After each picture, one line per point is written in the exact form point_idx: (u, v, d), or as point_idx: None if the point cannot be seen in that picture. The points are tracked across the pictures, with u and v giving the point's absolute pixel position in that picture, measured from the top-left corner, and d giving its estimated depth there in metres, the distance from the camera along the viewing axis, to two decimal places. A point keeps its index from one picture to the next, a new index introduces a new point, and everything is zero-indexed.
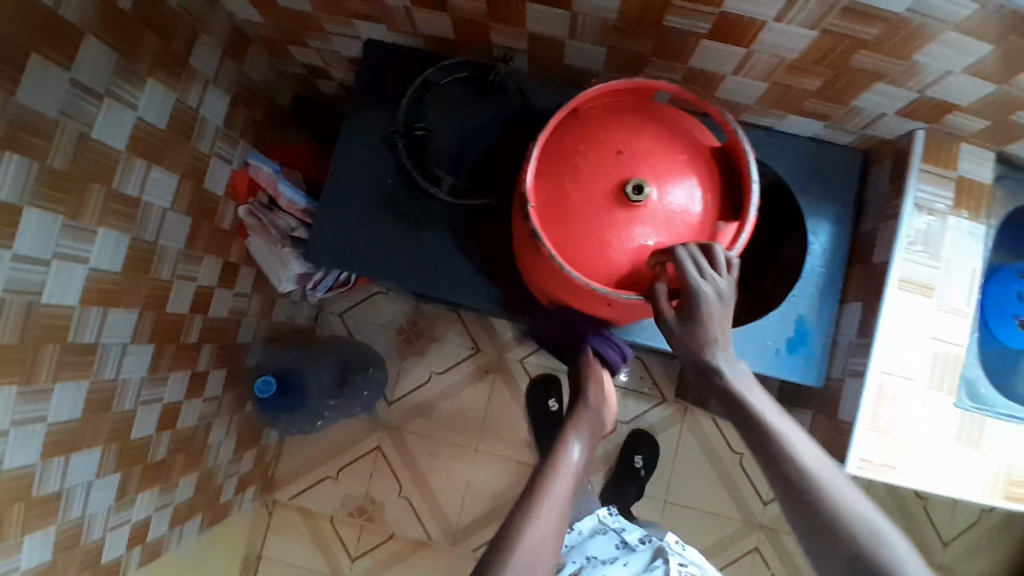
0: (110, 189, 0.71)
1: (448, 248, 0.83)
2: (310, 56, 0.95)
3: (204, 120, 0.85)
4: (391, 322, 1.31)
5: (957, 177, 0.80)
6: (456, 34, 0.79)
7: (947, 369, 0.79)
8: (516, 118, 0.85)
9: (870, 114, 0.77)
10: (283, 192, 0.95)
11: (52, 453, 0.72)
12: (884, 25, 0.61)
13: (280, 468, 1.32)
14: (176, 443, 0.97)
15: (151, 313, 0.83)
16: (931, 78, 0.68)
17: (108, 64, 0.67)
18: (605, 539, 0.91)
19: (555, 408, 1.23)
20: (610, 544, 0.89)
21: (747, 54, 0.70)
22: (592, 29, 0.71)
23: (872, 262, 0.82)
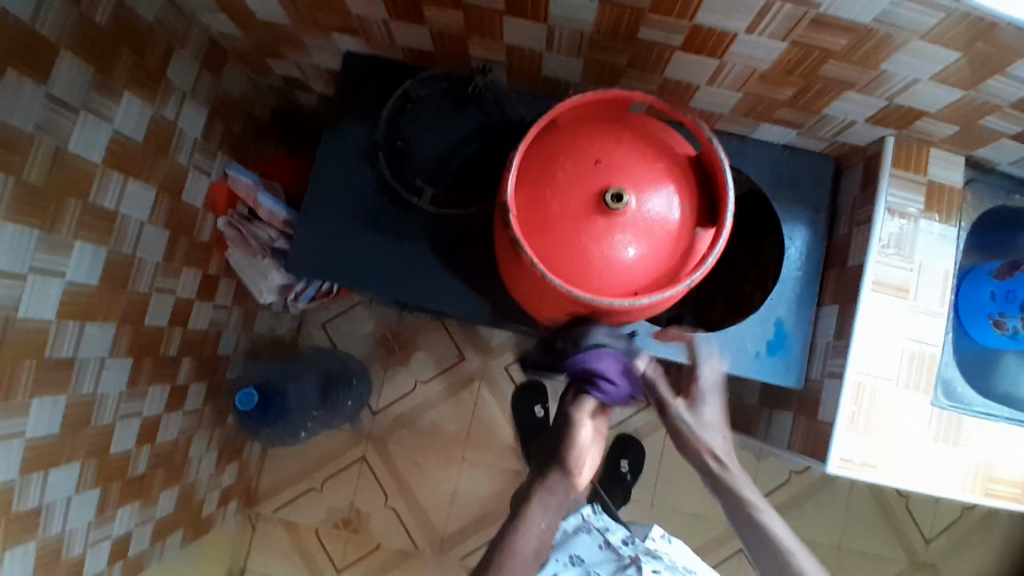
0: (87, 202, 0.70)
1: (429, 259, 0.83)
2: (289, 69, 0.95)
3: (181, 132, 0.85)
4: (374, 332, 1.31)
5: (927, 182, 0.82)
6: (435, 47, 0.80)
7: (923, 369, 0.81)
8: (496, 130, 0.86)
9: (841, 122, 0.79)
10: (263, 203, 0.92)
11: (31, 469, 0.71)
12: (852, 36, 0.63)
13: (263, 481, 1.31)
14: (157, 457, 0.96)
15: (129, 326, 0.83)
16: (898, 86, 0.70)
17: (86, 77, 0.66)
18: (587, 538, 0.93)
19: (541, 415, 1.25)
20: (593, 545, 0.92)
21: (721, 64, 0.71)
22: (568, 41, 0.72)
23: (846, 266, 0.84)
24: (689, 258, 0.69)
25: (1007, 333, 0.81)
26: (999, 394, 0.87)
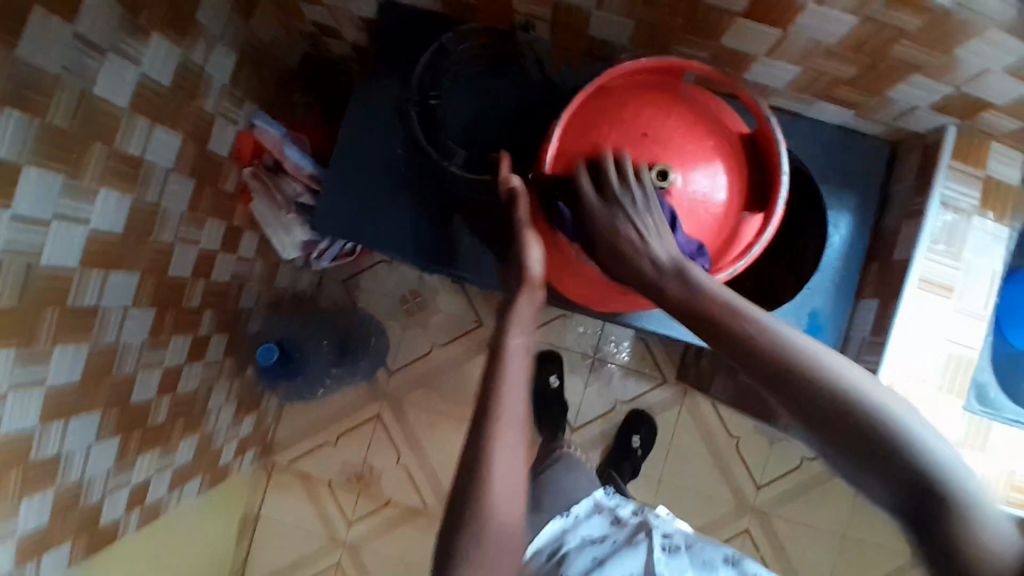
0: (111, 149, 0.68)
1: (459, 225, 0.81)
2: (321, 14, 0.91)
3: (209, 77, 0.82)
4: (393, 292, 1.29)
5: (985, 178, 0.77)
6: (475, 2, 0.75)
7: (959, 373, 0.78)
8: (526, 85, 0.82)
9: (903, 107, 0.74)
10: (289, 156, 0.94)
11: (52, 417, 0.71)
12: (930, 17, 0.58)
13: (280, 432, 1.33)
14: (177, 407, 0.97)
15: (152, 277, 0.82)
16: (972, 74, 0.65)
17: (113, 18, 0.64)
18: (598, 519, 0.90)
19: (556, 384, 1.31)
20: (603, 522, 0.89)
21: (783, 36, 0.67)
22: (620, 1, 0.67)
23: (891, 259, 0.80)
24: (733, 245, 0.66)
25: None
26: None
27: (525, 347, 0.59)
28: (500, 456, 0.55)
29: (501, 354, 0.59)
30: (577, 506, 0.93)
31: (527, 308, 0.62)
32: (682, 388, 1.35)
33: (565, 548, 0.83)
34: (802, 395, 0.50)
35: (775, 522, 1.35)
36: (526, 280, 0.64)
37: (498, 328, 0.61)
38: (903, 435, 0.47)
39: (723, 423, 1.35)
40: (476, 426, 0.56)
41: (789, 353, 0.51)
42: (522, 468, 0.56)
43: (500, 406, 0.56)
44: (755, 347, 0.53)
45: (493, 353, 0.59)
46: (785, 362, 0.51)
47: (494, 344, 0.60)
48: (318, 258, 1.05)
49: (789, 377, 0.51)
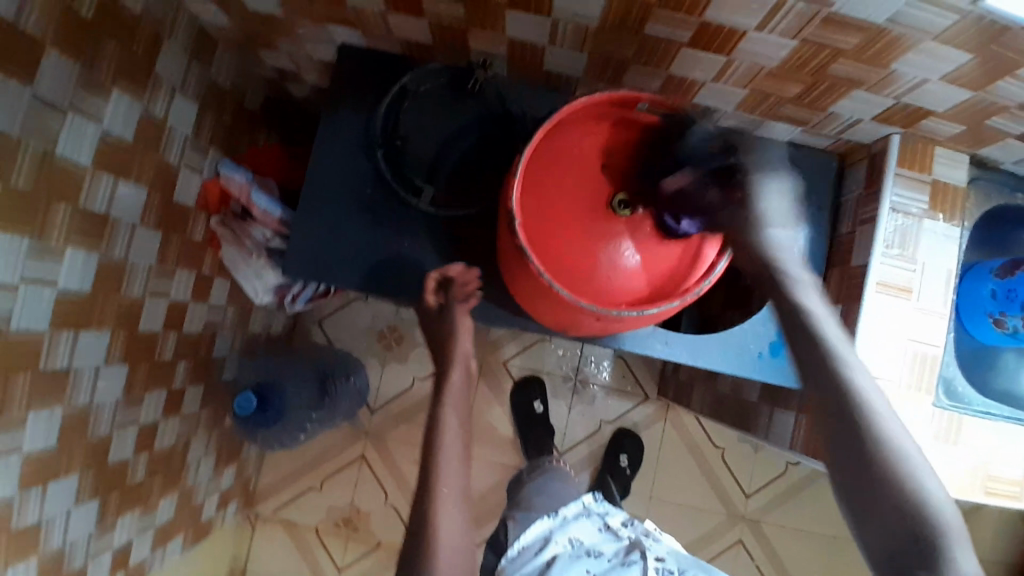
0: (77, 207, 0.68)
1: (429, 259, 0.82)
2: (281, 59, 0.92)
3: (172, 129, 0.83)
4: (370, 328, 1.30)
5: (932, 181, 0.81)
6: (434, 40, 0.77)
7: (926, 369, 0.81)
8: (492, 121, 0.84)
9: (847, 120, 0.78)
10: (257, 202, 0.89)
11: (30, 483, 0.70)
12: (864, 36, 0.61)
13: (262, 481, 1.30)
14: (155, 463, 0.95)
15: (123, 333, 0.81)
16: (907, 85, 0.69)
17: (72, 74, 0.64)
18: (587, 523, 0.89)
19: (540, 410, 1.31)
20: (594, 528, 0.88)
21: (728, 62, 0.70)
22: (572, 35, 0.70)
23: (850, 266, 0.83)
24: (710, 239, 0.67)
25: (1006, 332, 0.80)
26: (1000, 391, 0.86)
27: (458, 422, 0.73)
28: (441, 513, 0.66)
29: (438, 427, 0.72)
30: (565, 508, 0.93)
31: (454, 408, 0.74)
32: (665, 403, 1.36)
33: (552, 550, 0.83)
34: (859, 452, 0.53)
35: (767, 527, 1.36)
36: (455, 362, 0.77)
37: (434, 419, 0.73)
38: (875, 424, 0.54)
39: (707, 433, 1.36)
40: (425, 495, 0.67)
41: (868, 418, 0.54)
42: (460, 526, 0.66)
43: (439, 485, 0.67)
44: (824, 363, 0.58)
45: (431, 427, 0.72)
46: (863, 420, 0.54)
47: (434, 432, 0.72)
48: (291, 303, 1.04)
49: (850, 428, 0.54)
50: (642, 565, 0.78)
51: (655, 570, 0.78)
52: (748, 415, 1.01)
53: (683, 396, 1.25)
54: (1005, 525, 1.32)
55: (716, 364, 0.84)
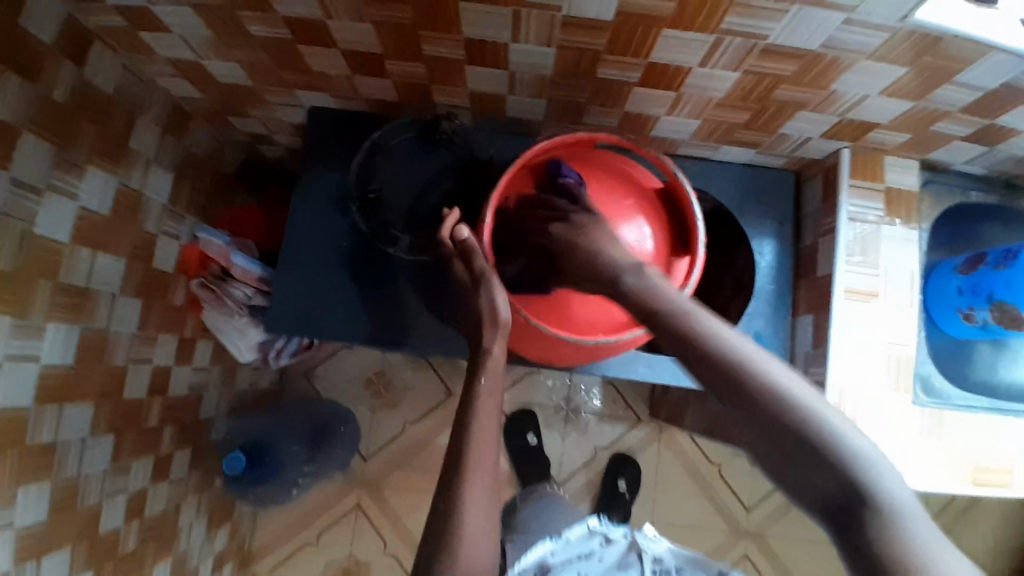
0: (56, 282, 0.69)
1: (409, 304, 0.83)
2: (252, 124, 0.94)
3: (149, 199, 0.84)
4: (359, 375, 1.30)
5: (885, 189, 0.84)
6: (398, 96, 0.80)
7: (901, 370, 0.83)
8: (463, 169, 0.86)
9: (797, 139, 0.82)
10: (237, 263, 0.91)
11: (25, 559, 0.69)
12: (802, 62, 0.65)
13: (256, 540, 1.28)
14: (147, 531, 0.93)
15: (108, 402, 0.81)
16: (850, 102, 0.73)
17: (46, 154, 0.65)
18: (587, 541, 0.85)
19: (535, 442, 1.31)
20: (593, 544, 0.84)
21: (678, 96, 0.74)
22: (529, 83, 0.74)
23: (816, 276, 0.86)
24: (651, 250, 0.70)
25: (978, 323, 0.82)
26: (980, 384, 0.87)
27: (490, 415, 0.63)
28: (477, 523, 0.57)
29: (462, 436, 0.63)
30: (567, 531, 0.87)
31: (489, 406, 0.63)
32: (657, 425, 1.37)
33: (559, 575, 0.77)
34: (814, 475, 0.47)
35: (772, 540, 1.36)
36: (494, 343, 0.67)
37: (464, 414, 0.63)
38: (799, 416, 0.49)
39: (702, 450, 1.37)
40: (450, 501, 0.57)
41: (803, 416, 0.49)
42: (491, 538, 0.58)
43: (469, 495, 0.58)
44: (726, 375, 0.52)
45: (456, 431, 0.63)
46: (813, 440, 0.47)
47: (465, 431, 0.61)
48: (276, 358, 1.05)
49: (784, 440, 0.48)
50: (639, 567, 0.80)
51: (651, 572, 0.80)
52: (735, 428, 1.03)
53: (674, 415, 1.26)
54: (1003, 518, 1.33)
55: None
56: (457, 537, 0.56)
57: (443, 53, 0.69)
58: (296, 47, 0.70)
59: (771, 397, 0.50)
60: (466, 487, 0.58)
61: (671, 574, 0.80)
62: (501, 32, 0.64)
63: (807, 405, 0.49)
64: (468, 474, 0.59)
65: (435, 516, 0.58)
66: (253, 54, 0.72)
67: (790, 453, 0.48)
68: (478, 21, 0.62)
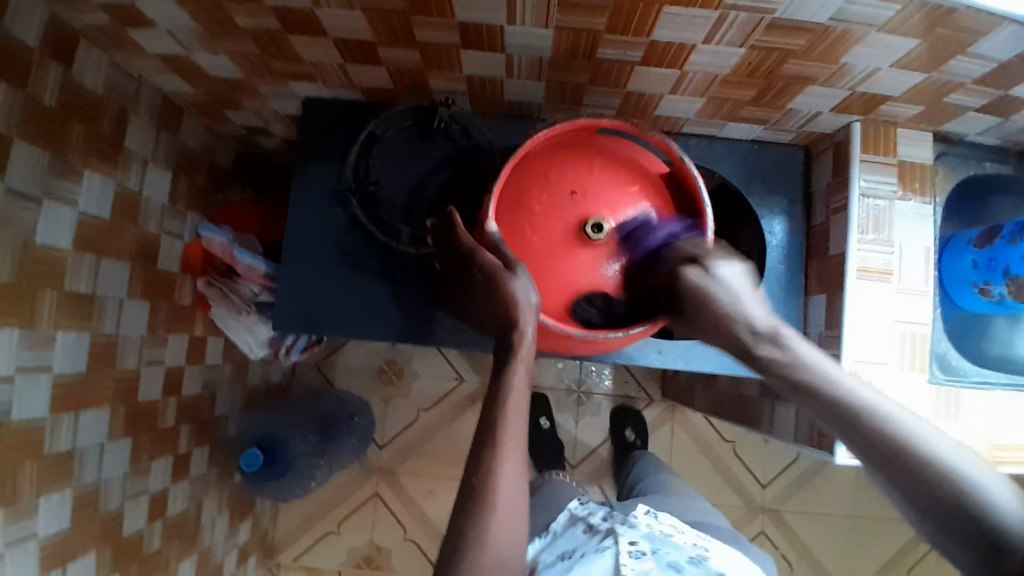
0: (62, 292, 0.69)
1: (416, 297, 0.83)
2: (247, 116, 0.93)
3: (147, 200, 0.84)
4: (368, 365, 1.31)
5: (898, 163, 0.82)
6: (393, 84, 0.79)
7: (917, 348, 0.81)
8: (461, 156, 0.84)
9: (806, 114, 0.79)
10: (241, 260, 0.90)
11: (50, 566, 0.70)
12: (809, 36, 0.63)
13: (278, 531, 1.30)
14: (170, 529, 0.95)
15: (122, 407, 0.81)
16: (861, 75, 0.70)
17: (41, 164, 0.65)
18: (572, 531, 0.83)
19: (547, 426, 1.31)
20: (576, 533, 0.82)
21: (681, 74, 0.71)
22: (526, 67, 0.72)
23: (828, 254, 0.84)
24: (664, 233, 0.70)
25: (993, 299, 0.80)
26: (994, 359, 0.87)
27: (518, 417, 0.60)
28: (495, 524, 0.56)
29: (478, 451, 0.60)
30: (555, 522, 0.87)
31: (519, 408, 0.61)
32: (669, 404, 1.37)
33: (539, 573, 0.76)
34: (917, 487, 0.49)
35: (789, 515, 1.36)
36: (517, 341, 0.63)
37: (489, 418, 0.60)
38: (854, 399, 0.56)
39: (715, 428, 1.37)
40: (474, 506, 0.56)
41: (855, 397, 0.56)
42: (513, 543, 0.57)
43: (496, 507, 0.56)
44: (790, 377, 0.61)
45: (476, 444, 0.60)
46: (921, 463, 0.50)
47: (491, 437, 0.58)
48: (286, 353, 1.05)
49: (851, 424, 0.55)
50: (613, 550, 0.73)
51: (626, 554, 0.72)
52: (750, 408, 1.02)
53: (686, 396, 1.26)
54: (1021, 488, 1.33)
55: (711, 365, 0.85)
56: (480, 546, 0.55)
57: (436, 39, 0.67)
58: (286, 37, 0.68)
59: (880, 432, 0.53)
60: (492, 496, 0.56)
61: (648, 554, 0.73)
62: (494, 15, 0.62)
63: (912, 429, 0.52)
64: (496, 484, 0.57)
65: (458, 518, 0.57)
66: (242, 47, 0.70)
67: (897, 475, 0.51)
68: (470, 5, 0.60)
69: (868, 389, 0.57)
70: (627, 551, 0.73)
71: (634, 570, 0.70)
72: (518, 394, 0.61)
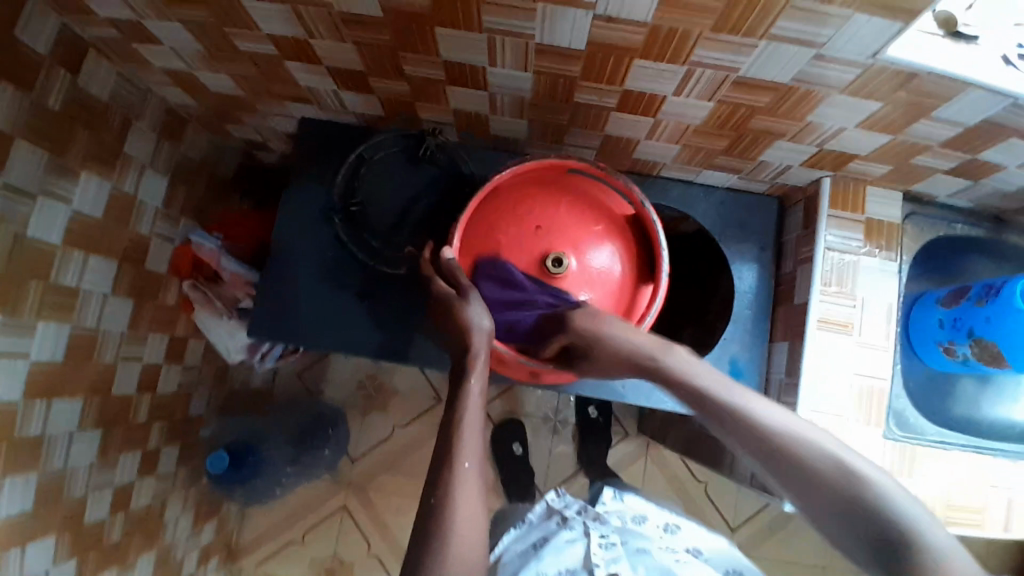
0: (48, 283, 0.72)
1: (389, 317, 0.85)
2: (247, 131, 0.97)
3: (142, 203, 0.87)
4: (350, 378, 1.32)
5: (866, 220, 0.84)
6: (385, 112, 0.83)
7: (872, 402, 0.83)
8: (445, 184, 0.88)
9: (778, 167, 0.82)
10: (226, 266, 0.96)
11: (8, 548, 0.71)
12: (775, 94, 0.66)
13: (244, 536, 1.31)
14: (132, 524, 0.96)
15: (96, 399, 0.84)
16: (827, 134, 0.73)
17: (39, 162, 0.68)
18: (544, 525, 0.80)
19: (520, 452, 1.32)
20: (550, 523, 0.80)
21: (656, 122, 0.75)
22: (510, 104, 0.75)
23: (793, 303, 0.86)
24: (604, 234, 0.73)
25: (958, 359, 0.81)
26: (957, 418, 0.87)
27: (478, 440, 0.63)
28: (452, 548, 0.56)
29: (439, 471, 0.61)
30: (531, 515, 0.84)
31: (476, 429, 0.64)
32: (645, 440, 1.38)
33: (510, 554, 0.76)
34: (814, 488, 0.53)
35: (756, 562, 1.35)
36: (474, 368, 0.67)
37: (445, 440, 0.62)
38: (776, 428, 0.56)
39: (689, 468, 1.37)
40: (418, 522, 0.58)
41: (768, 422, 0.57)
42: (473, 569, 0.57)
43: (455, 528, 0.57)
44: (706, 406, 0.61)
45: (438, 466, 0.61)
46: (856, 494, 0.51)
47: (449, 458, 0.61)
48: (262, 360, 1.08)
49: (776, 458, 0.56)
50: (584, 543, 0.73)
51: (597, 544, 0.72)
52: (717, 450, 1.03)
53: (660, 433, 1.27)
54: (999, 555, 1.30)
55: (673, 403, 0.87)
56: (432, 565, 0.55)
57: (423, 73, 0.70)
58: (282, 62, 0.72)
59: (809, 466, 0.54)
60: (449, 520, 0.57)
61: (618, 546, 0.72)
62: (476, 56, 0.65)
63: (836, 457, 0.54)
64: (453, 505, 0.58)
65: None
66: (241, 68, 0.74)
67: (834, 509, 0.52)
68: (454, 46, 0.64)
69: (752, 394, 0.60)
70: (597, 543, 0.73)
71: (604, 561, 0.70)
72: (474, 420, 0.64)
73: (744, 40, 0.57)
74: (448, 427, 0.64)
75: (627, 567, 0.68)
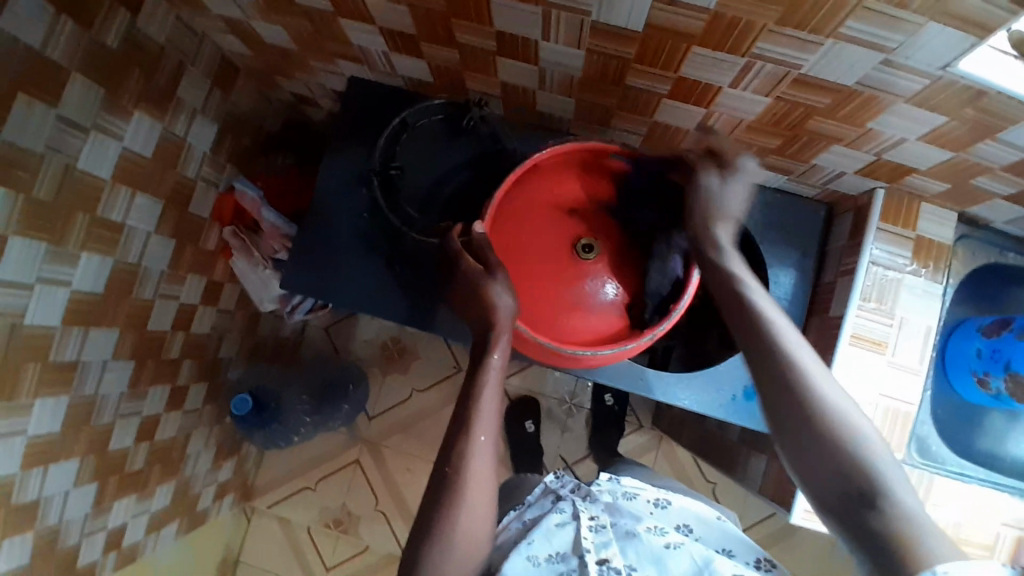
0: (95, 216, 0.74)
1: (418, 282, 0.86)
2: (297, 86, 0.98)
3: (191, 146, 0.89)
4: (375, 339, 1.35)
5: (915, 237, 0.81)
6: (433, 78, 0.82)
7: (895, 426, 0.80)
8: (485, 157, 0.87)
9: (830, 172, 0.79)
10: (267, 217, 1.00)
11: (31, 464, 0.75)
12: (836, 96, 0.63)
13: (260, 478, 1.35)
14: (154, 454, 1.00)
15: (131, 332, 0.87)
16: (886, 143, 0.69)
17: (94, 98, 0.70)
18: (540, 504, 0.80)
19: (532, 430, 1.33)
20: (545, 501, 0.80)
21: (708, 113, 0.72)
22: (559, 82, 0.74)
23: (828, 315, 0.84)
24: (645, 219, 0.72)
25: (991, 393, 0.78)
26: (980, 452, 0.84)
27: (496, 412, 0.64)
28: (457, 520, 0.59)
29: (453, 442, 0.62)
30: (530, 495, 0.84)
31: (495, 401, 0.64)
32: (658, 433, 1.38)
33: (506, 534, 0.77)
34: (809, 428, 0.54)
35: None
36: (497, 341, 0.66)
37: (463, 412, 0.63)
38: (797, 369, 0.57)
39: (699, 467, 1.36)
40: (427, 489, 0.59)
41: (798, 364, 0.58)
42: (472, 543, 0.59)
43: (466, 501, 0.59)
44: (748, 329, 0.62)
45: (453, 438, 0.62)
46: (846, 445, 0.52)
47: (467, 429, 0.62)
48: (291, 312, 1.12)
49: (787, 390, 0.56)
50: (574, 526, 0.72)
51: (587, 528, 0.71)
52: (731, 454, 1.02)
53: (674, 429, 1.26)
54: None
55: (689, 401, 0.86)
56: (436, 535, 0.58)
57: (474, 43, 0.69)
58: (336, 20, 0.72)
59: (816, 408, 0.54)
60: (463, 492, 0.59)
61: (607, 528, 0.71)
62: (531, 30, 0.64)
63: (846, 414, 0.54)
64: (467, 478, 0.60)
65: None
66: (296, 21, 0.74)
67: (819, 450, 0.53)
68: (508, 17, 0.63)
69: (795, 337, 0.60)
70: (588, 526, 0.72)
71: (594, 545, 0.69)
72: (492, 391, 0.64)
73: (810, 37, 0.55)
74: (464, 401, 0.64)
75: (618, 553, 0.67)
